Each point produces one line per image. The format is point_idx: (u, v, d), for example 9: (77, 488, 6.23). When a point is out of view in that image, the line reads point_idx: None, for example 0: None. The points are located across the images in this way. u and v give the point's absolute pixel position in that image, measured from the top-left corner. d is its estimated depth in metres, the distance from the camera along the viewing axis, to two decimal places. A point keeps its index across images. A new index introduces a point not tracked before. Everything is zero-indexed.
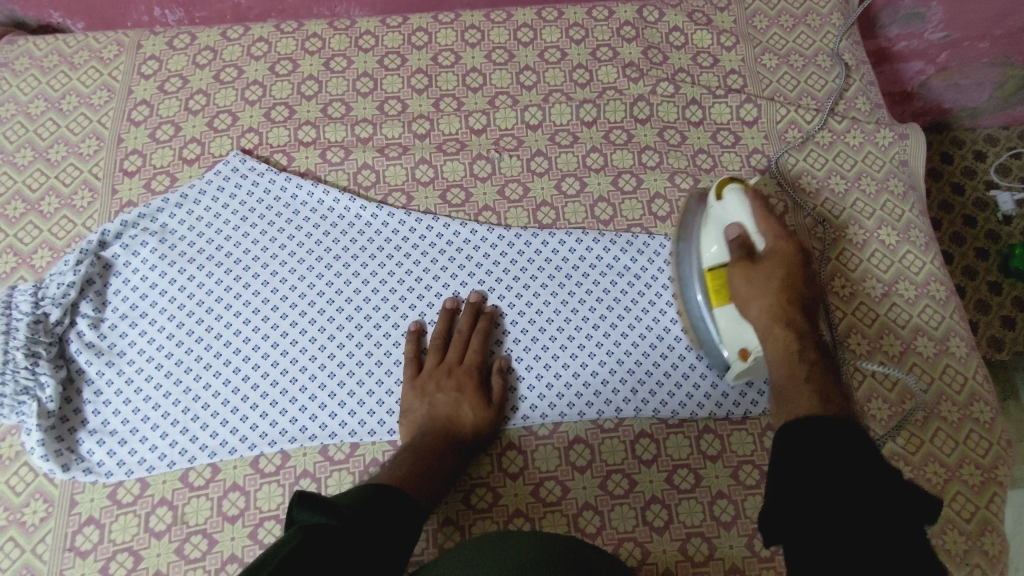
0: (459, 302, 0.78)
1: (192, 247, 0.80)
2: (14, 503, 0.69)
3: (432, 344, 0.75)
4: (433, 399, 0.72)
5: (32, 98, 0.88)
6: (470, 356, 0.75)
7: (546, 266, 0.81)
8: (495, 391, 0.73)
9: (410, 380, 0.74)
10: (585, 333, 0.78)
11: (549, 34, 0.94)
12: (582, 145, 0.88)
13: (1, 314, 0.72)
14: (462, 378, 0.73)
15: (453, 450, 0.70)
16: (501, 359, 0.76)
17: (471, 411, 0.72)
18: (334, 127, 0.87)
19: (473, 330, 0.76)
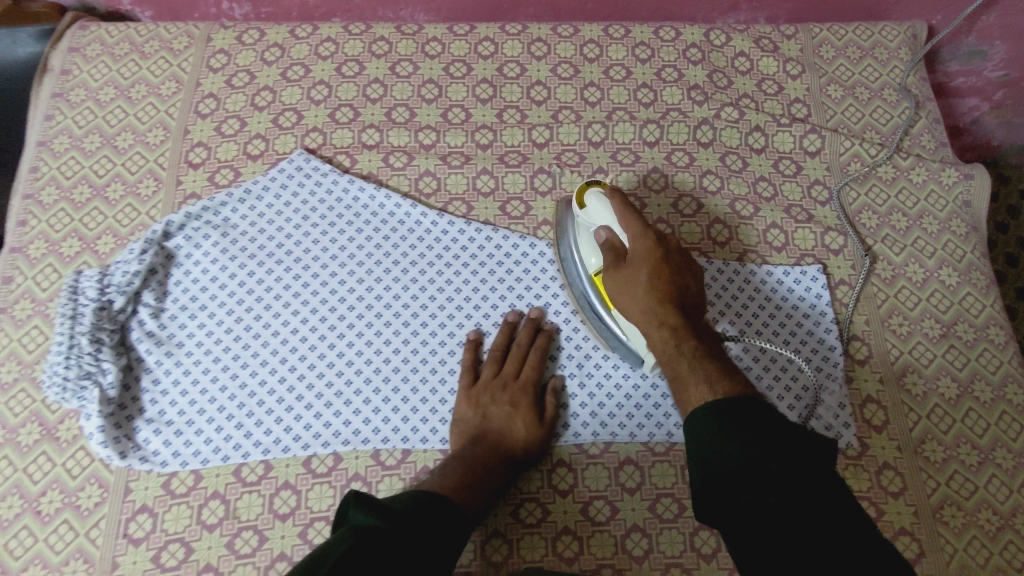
0: (521, 316, 0.79)
1: (254, 243, 0.80)
2: (70, 486, 0.70)
3: (490, 355, 0.76)
4: (486, 411, 0.72)
5: (102, 85, 0.88)
6: (528, 370, 0.75)
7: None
8: (549, 409, 0.73)
9: (464, 389, 0.74)
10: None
11: (615, 52, 0.94)
12: (643, 165, 0.88)
13: (68, 299, 0.72)
14: (518, 393, 0.73)
15: (501, 463, 0.70)
16: (557, 378, 0.76)
17: (523, 427, 0.71)
18: (397, 132, 0.87)
19: (532, 346, 0.77)
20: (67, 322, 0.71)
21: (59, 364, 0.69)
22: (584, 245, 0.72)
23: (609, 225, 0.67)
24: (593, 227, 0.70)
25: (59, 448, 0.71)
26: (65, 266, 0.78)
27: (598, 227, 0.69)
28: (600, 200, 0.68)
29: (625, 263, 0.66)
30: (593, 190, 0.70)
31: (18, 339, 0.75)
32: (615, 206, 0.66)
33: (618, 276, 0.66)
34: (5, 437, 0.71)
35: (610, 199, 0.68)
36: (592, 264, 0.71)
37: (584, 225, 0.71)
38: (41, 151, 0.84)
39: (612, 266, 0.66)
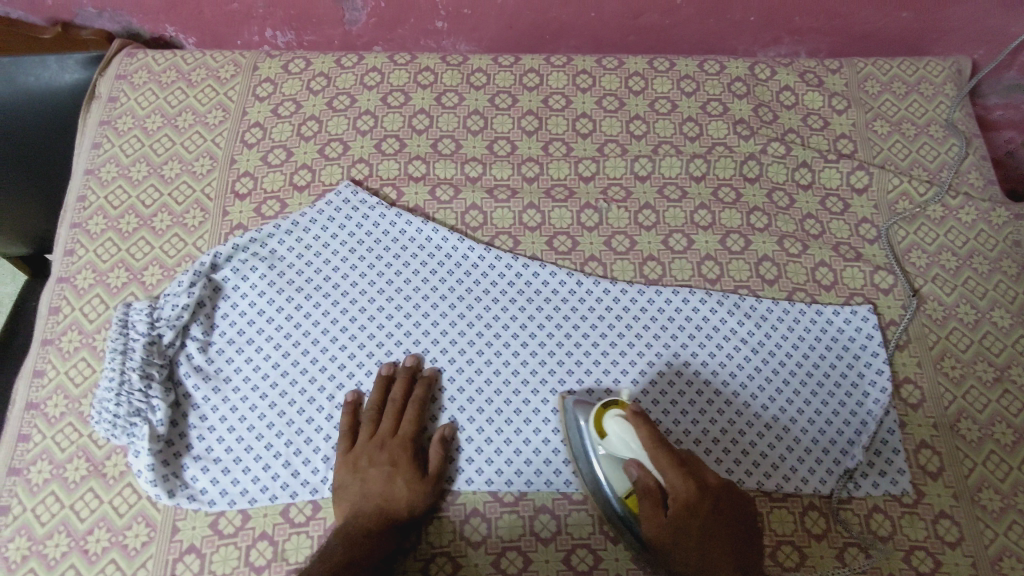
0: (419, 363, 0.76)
1: (301, 276, 0.80)
2: (118, 524, 0.69)
3: (367, 416, 0.73)
4: (366, 475, 0.69)
5: (148, 113, 0.88)
6: (406, 425, 0.72)
7: (652, 324, 0.80)
8: (433, 465, 0.70)
9: (345, 452, 0.71)
10: (689, 397, 0.77)
11: (660, 85, 0.93)
12: (690, 200, 0.87)
13: (119, 333, 0.72)
14: (397, 451, 0.71)
15: (388, 526, 0.67)
16: (444, 428, 0.73)
17: (407, 486, 0.69)
18: (443, 164, 0.87)
19: (409, 399, 0.74)
20: (117, 358, 0.70)
21: (109, 400, 0.69)
22: (608, 471, 0.67)
23: (636, 456, 0.65)
24: (617, 458, 0.66)
25: (106, 484, 0.70)
26: (112, 297, 0.78)
27: (627, 459, 0.65)
28: (624, 430, 0.65)
29: (667, 511, 0.64)
30: (613, 413, 0.67)
31: (66, 371, 0.75)
32: (646, 442, 0.64)
33: (658, 518, 0.64)
34: (52, 472, 0.71)
35: (640, 432, 0.64)
36: (620, 488, 0.66)
37: (609, 456, 0.66)
38: (88, 179, 0.84)
39: (651, 512, 0.64)
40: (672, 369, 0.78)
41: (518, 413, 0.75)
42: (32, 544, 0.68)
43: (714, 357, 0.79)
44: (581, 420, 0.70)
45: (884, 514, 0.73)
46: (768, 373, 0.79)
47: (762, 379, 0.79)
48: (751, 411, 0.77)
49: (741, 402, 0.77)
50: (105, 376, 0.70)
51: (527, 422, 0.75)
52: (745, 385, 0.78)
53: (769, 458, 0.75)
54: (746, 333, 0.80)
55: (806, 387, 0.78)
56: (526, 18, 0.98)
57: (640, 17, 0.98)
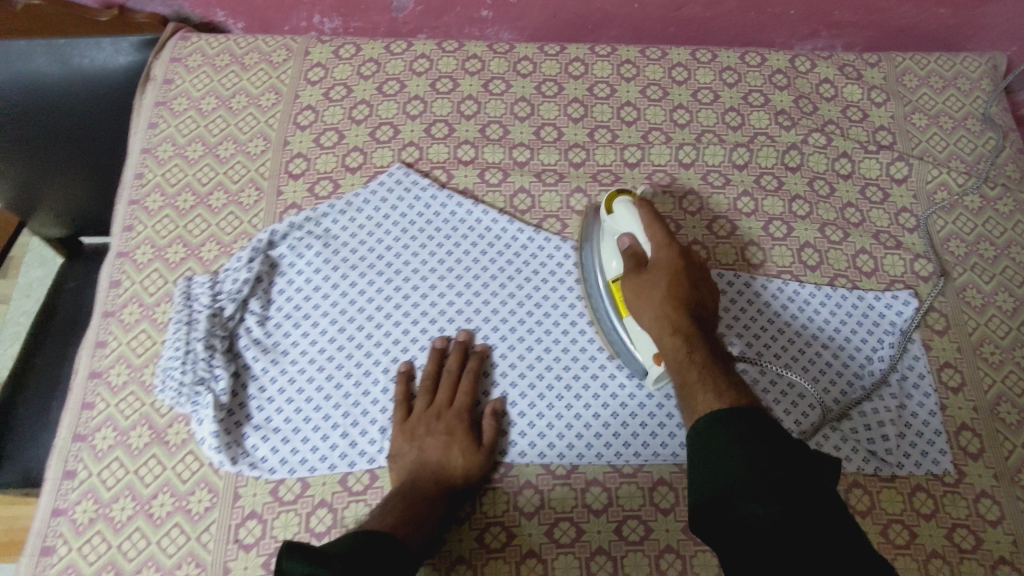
0: (449, 340, 0.78)
1: (355, 254, 0.82)
2: (181, 490, 0.70)
3: (422, 385, 0.75)
4: (422, 442, 0.71)
5: (203, 95, 0.89)
6: (461, 396, 0.74)
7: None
8: (487, 435, 0.72)
9: (401, 421, 0.73)
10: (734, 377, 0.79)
11: (703, 76, 0.95)
12: (733, 188, 0.89)
13: (184, 305, 0.75)
14: (452, 421, 0.72)
15: (444, 491, 0.68)
16: (496, 401, 0.75)
17: (462, 453, 0.70)
18: (492, 149, 0.88)
19: (464, 371, 0.76)
20: (184, 328, 0.74)
21: (176, 368, 0.72)
22: (607, 250, 0.75)
23: (631, 231, 0.72)
24: (616, 233, 0.74)
25: (169, 451, 0.72)
26: (170, 271, 0.80)
27: (623, 234, 0.73)
28: (625, 206, 0.73)
29: (646, 270, 0.70)
30: (622, 198, 0.75)
31: (127, 342, 0.76)
32: (643, 215, 0.72)
33: (639, 279, 0.70)
34: (116, 438, 0.72)
35: (637, 207, 0.73)
36: (613, 271, 0.74)
37: (609, 231, 0.75)
38: (145, 158, 0.86)
39: (633, 271, 0.70)
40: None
41: (569, 388, 0.76)
42: (99, 507, 0.69)
43: (757, 340, 0.81)
44: (597, 227, 0.79)
45: (927, 493, 0.74)
46: (811, 356, 0.80)
47: (804, 361, 0.80)
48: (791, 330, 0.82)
49: (784, 382, 0.79)
50: (174, 347, 0.73)
51: (578, 398, 0.75)
52: (789, 366, 0.80)
53: (814, 437, 0.76)
54: (787, 314, 0.82)
55: (849, 370, 0.80)
56: (570, 8, 0.99)
57: (682, 9, 1.00)
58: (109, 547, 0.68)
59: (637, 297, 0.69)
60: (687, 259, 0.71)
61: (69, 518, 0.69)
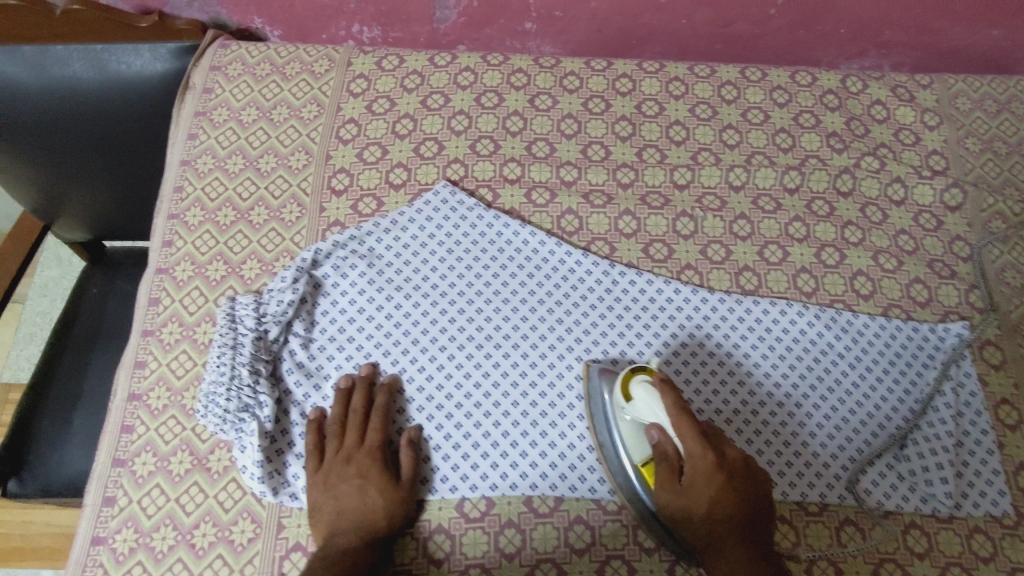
0: (358, 377, 0.74)
1: (399, 275, 0.80)
2: (223, 519, 0.69)
3: (333, 427, 0.71)
4: (341, 489, 0.67)
5: (244, 105, 0.87)
6: (371, 435, 0.70)
7: (748, 335, 0.80)
8: (405, 473, 0.69)
9: (317, 467, 0.69)
10: (787, 408, 0.77)
11: (753, 95, 0.93)
12: (785, 212, 0.87)
13: (228, 329, 0.72)
14: (363, 463, 0.69)
15: (368, 543, 0.65)
16: (409, 432, 0.72)
17: (379, 496, 0.67)
18: (539, 167, 0.86)
19: (372, 408, 0.72)
20: (228, 353, 0.70)
21: (218, 394, 0.68)
22: (629, 438, 0.68)
23: (659, 422, 0.66)
24: (640, 422, 0.67)
25: (211, 478, 0.70)
26: (211, 290, 0.78)
27: (649, 424, 0.66)
28: (646, 392, 0.66)
29: (682, 485, 0.65)
30: (640, 379, 0.68)
31: (167, 363, 0.75)
32: (670, 408, 0.65)
33: (678, 497, 0.65)
34: (157, 464, 0.70)
35: (662, 395, 0.66)
36: (638, 457, 0.67)
37: (629, 417, 0.67)
38: (184, 170, 0.84)
39: (669, 485, 0.65)
40: (768, 381, 0.78)
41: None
42: (140, 536, 0.68)
43: (812, 370, 0.78)
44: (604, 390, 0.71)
45: (985, 535, 0.73)
46: (867, 390, 0.78)
47: (860, 393, 0.78)
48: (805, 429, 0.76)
49: (839, 414, 0.77)
50: (217, 371, 0.69)
51: None
52: (843, 398, 0.77)
53: (870, 474, 0.74)
54: (843, 344, 0.79)
55: (905, 402, 0.78)
56: (616, 22, 0.97)
57: (730, 26, 0.97)
58: None
59: (675, 513, 0.65)
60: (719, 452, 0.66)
61: (109, 546, 0.67)
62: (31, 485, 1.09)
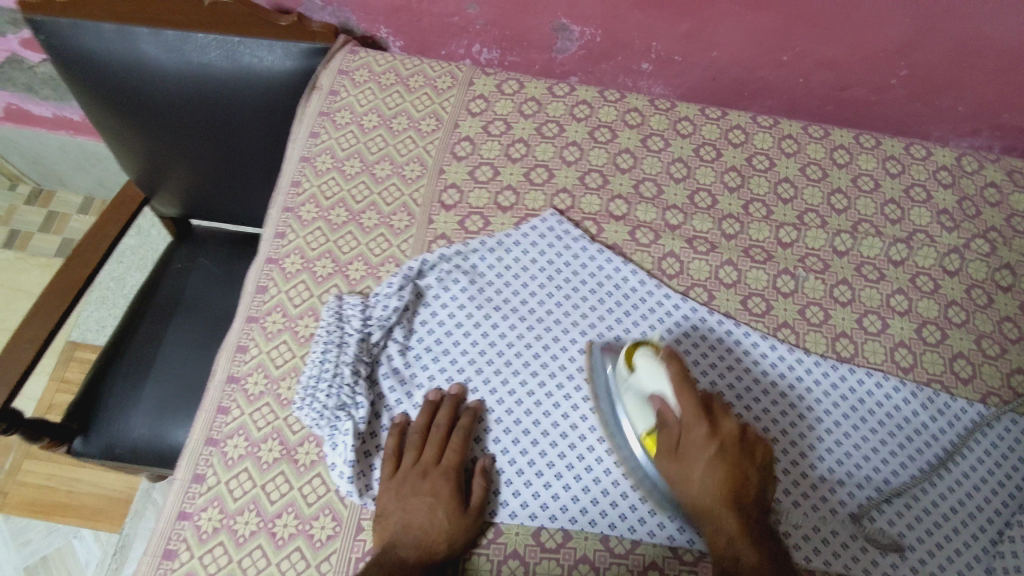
0: (442, 394, 0.74)
1: (499, 294, 0.80)
2: (305, 513, 0.69)
3: (414, 438, 0.71)
4: (410, 502, 0.67)
5: (366, 111, 0.91)
6: (450, 453, 0.70)
7: (836, 401, 0.77)
8: (474, 499, 0.68)
9: (390, 476, 0.69)
10: (870, 483, 0.74)
11: (865, 162, 0.93)
12: (887, 283, 0.85)
13: (337, 326, 0.75)
14: (436, 480, 0.68)
15: (426, 562, 0.64)
16: (484, 459, 0.71)
17: (446, 517, 0.66)
18: (645, 207, 0.87)
19: (455, 426, 0.72)
20: (334, 350, 0.73)
21: (321, 390, 0.71)
22: (631, 408, 0.70)
23: (661, 393, 0.68)
24: (642, 391, 0.69)
25: (297, 471, 0.71)
26: (317, 285, 0.80)
27: (651, 394, 0.69)
28: (650, 362, 0.68)
29: (682, 448, 0.67)
30: (643, 351, 0.70)
31: (268, 350, 0.76)
32: (672, 376, 0.67)
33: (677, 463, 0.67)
34: (247, 449, 0.72)
35: (667, 363, 0.68)
36: (643, 427, 0.69)
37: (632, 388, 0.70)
38: (304, 166, 0.87)
39: (671, 464, 0.67)
40: (853, 450, 0.75)
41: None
42: (223, 517, 0.69)
43: (900, 446, 0.76)
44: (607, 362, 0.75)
45: None
46: (958, 475, 0.75)
47: (952, 477, 0.74)
48: (882, 476, 0.74)
49: (929, 496, 0.73)
50: (322, 365, 0.73)
51: None
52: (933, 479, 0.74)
53: (959, 564, 0.70)
54: (936, 424, 0.77)
55: (998, 494, 0.74)
56: (732, 73, 0.98)
57: (847, 90, 0.97)
58: (230, 562, 0.67)
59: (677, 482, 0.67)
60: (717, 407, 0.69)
61: (194, 523, 0.69)
62: (94, 446, 1.12)
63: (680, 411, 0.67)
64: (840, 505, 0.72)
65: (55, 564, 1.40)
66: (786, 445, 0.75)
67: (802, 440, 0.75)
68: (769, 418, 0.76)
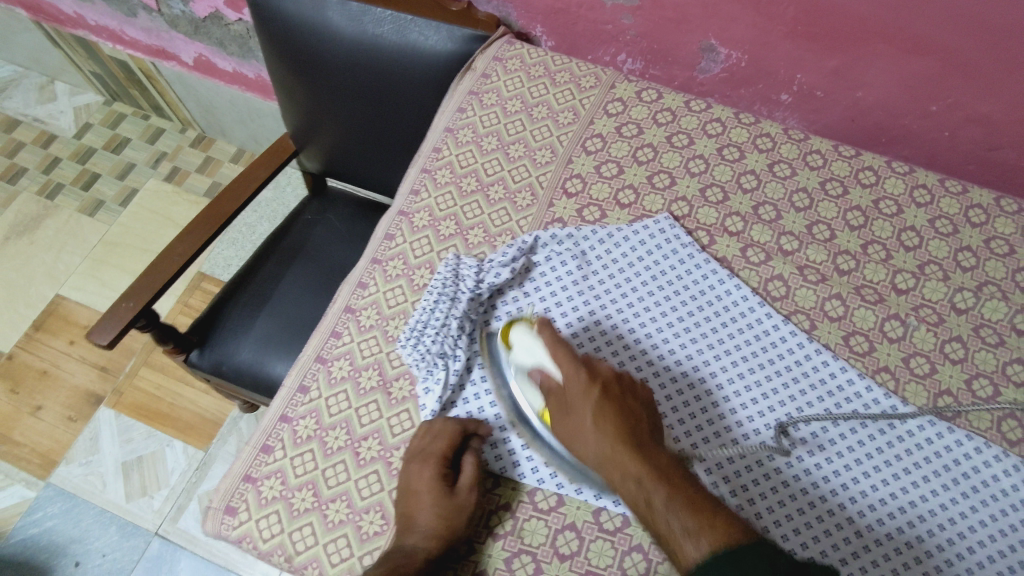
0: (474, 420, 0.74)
1: (599, 283, 0.83)
2: (389, 442, 0.75)
3: (430, 433, 0.72)
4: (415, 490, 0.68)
5: (511, 97, 0.98)
6: (436, 440, 0.70)
7: (910, 452, 0.73)
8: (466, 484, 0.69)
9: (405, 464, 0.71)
10: (954, 549, 0.67)
11: (1003, 226, 0.88)
12: (1007, 350, 0.81)
13: (452, 281, 0.81)
14: (422, 475, 0.68)
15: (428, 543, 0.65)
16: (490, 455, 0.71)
17: (433, 501, 0.66)
18: (761, 228, 0.88)
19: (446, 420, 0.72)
20: (446, 302, 0.79)
21: (427, 336, 0.78)
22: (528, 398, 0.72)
23: (541, 363, 0.70)
24: (523, 366, 0.72)
25: (389, 402, 0.77)
26: (438, 241, 0.86)
27: (532, 366, 0.71)
28: (526, 335, 0.72)
29: (568, 407, 0.68)
30: (519, 326, 0.73)
31: (384, 291, 0.84)
32: (545, 342, 0.70)
33: (564, 421, 0.67)
34: (349, 372, 0.79)
35: (538, 332, 0.71)
36: (539, 404, 0.71)
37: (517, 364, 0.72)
38: (447, 135, 0.95)
39: (558, 411, 0.68)
40: (930, 508, 0.69)
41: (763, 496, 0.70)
42: (317, 428, 0.76)
43: (933, 474, 0.71)
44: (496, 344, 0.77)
45: None
46: None
47: None
48: (967, 545, 0.67)
49: (984, 537, 0.68)
50: (432, 314, 0.79)
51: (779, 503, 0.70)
52: (989, 520, 0.68)
53: None
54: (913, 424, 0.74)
55: None
56: (875, 116, 0.97)
57: (995, 151, 0.94)
58: (315, 468, 0.74)
59: (571, 442, 0.67)
60: (617, 402, 0.66)
61: (292, 427, 0.76)
62: (206, 360, 1.25)
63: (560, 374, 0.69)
64: (889, 532, 0.68)
65: (147, 465, 1.54)
66: (785, 467, 0.72)
67: (831, 472, 0.71)
68: (854, 456, 0.72)
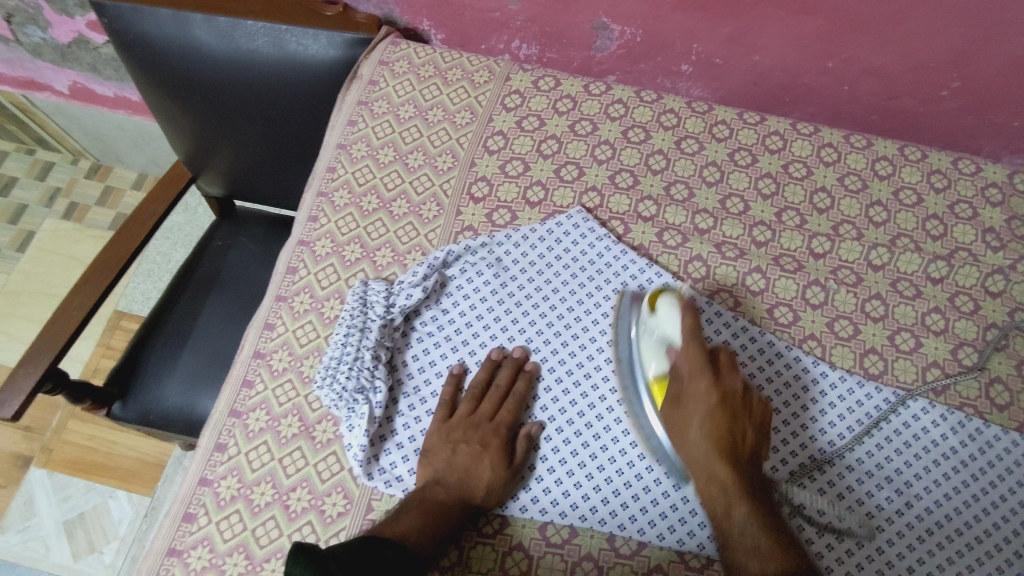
0: (505, 355, 0.77)
1: (519, 289, 0.81)
2: (319, 489, 0.71)
3: (470, 392, 0.74)
4: (456, 447, 0.70)
5: (404, 102, 0.93)
6: (487, 406, 0.73)
7: (842, 417, 0.75)
8: (518, 455, 0.70)
9: (439, 420, 0.73)
10: (894, 506, 0.70)
11: (909, 174, 0.89)
12: (924, 300, 0.82)
13: (361, 312, 0.77)
14: (472, 437, 0.71)
15: (461, 506, 0.67)
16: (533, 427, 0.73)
17: (491, 467, 0.69)
18: (674, 210, 0.86)
19: (511, 391, 0.74)
20: (357, 334, 0.75)
21: (342, 373, 0.73)
22: (648, 351, 0.70)
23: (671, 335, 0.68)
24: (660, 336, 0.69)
25: (314, 447, 0.73)
26: (345, 269, 0.82)
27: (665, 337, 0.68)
28: (670, 308, 0.68)
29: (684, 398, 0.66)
30: (666, 297, 0.69)
31: (294, 329, 0.79)
32: (683, 327, 0.67)
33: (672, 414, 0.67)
34: (268, 423, 0.75)
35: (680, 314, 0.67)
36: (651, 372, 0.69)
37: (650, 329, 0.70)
38: (340, 153, 0.90)
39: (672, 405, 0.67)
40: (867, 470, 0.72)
41: None
42: (242, 487, 0.72)
43: (868, 436, 0.74)
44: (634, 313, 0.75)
45: None
46: (988, 504, 0.70)
47: (978, 505, 0.70)
48: (903, 500, 0.70)
49: (919, 490, 0.71)
50: (344, 348, 0.75)
51: None
52: (923, 473, 0.72)
53: (997, 499, 0.70)
54: (841, 390, 0.76)
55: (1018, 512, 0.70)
56: (774, 78, 0.96)
57: (893, 100, 0.95)
58: (245, 529, 0.70)
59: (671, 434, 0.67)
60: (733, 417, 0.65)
61: (213, 490, 0.72)
62: (130, 411, 1.17)
63: (687, 361, 0.66)
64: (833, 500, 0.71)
65: (91, 521, 1.46)
66: None
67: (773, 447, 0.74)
68: (788, 430, 0.74)
